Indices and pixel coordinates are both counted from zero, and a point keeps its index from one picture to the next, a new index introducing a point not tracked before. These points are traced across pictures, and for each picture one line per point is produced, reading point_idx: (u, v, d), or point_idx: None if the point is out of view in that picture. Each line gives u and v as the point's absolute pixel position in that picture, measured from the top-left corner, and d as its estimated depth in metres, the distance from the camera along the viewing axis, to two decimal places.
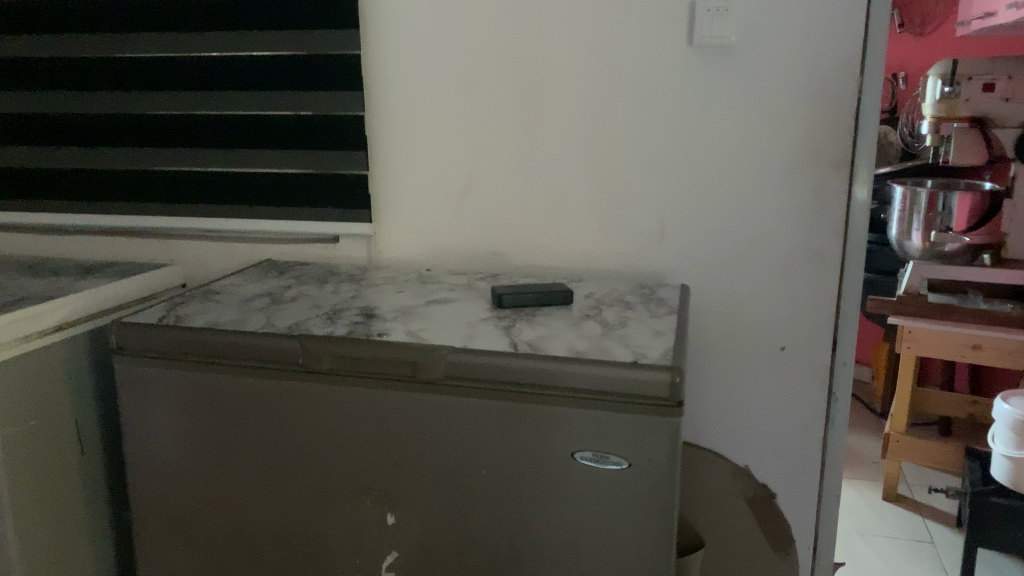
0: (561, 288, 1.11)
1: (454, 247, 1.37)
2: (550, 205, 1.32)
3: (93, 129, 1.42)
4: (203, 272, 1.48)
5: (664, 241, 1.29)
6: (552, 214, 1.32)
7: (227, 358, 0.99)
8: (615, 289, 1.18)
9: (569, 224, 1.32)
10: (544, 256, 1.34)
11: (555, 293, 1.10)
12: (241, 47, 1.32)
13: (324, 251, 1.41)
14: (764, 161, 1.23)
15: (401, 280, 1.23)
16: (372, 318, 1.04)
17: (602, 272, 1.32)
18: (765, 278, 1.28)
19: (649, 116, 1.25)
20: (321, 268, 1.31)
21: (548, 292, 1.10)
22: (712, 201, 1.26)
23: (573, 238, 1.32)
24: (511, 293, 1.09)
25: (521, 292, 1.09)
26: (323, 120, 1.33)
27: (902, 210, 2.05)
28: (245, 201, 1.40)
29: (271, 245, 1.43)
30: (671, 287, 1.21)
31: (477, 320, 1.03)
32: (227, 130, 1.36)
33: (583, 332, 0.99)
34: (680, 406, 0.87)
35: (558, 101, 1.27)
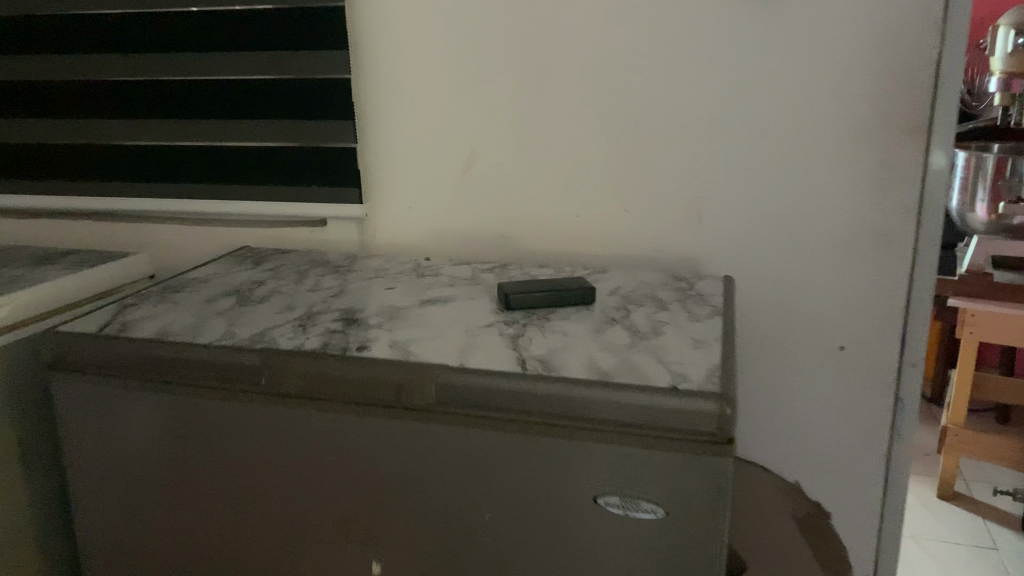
0: (581, 285, 0.93)
1: (456, 231, 1.19)
2: (568, 179, 1.13)
3: (53, 99, 1.26)
4: (179, 259, 1.31)
5: (703, 222, 1.10)
6: (570, 190, 1.13)
7: (177, 376, 0.82)
8: (646, 282, 1.00)
9: (590, 201, 1.13)
10: (560, 241, 1.16)
11: (574, 291, 0.92)
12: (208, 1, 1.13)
13: (311, 236, 1.24)
14: (825, 127, 1.03)
15: (393, 271, 1.06)
16: (353, 323, 0.86)
17: (627, 261, 1.14)
18: (821, 266, 1.09)
19: (686, 72, 1.05)
20: (305, 257, 1.14)
21: (565, 290, 0.92)
22: (760, 174, 1.07)
23: (596, 218, 1.13)
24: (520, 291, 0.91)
25: (533, 290, 0.91)
26: (303, 85, 1.14)
27: (965, 177, 1.81)
28: (222, 178, 1.22)
29: (252, 229, 1.26)
30: (713, 278, 1.03)
31: (479, 327, 0.86)
32: (197, 99, 1.18)
33: (607, 343, 0.81)
34: (730, 443, 0.69)
35: (577, 55, 1.07)
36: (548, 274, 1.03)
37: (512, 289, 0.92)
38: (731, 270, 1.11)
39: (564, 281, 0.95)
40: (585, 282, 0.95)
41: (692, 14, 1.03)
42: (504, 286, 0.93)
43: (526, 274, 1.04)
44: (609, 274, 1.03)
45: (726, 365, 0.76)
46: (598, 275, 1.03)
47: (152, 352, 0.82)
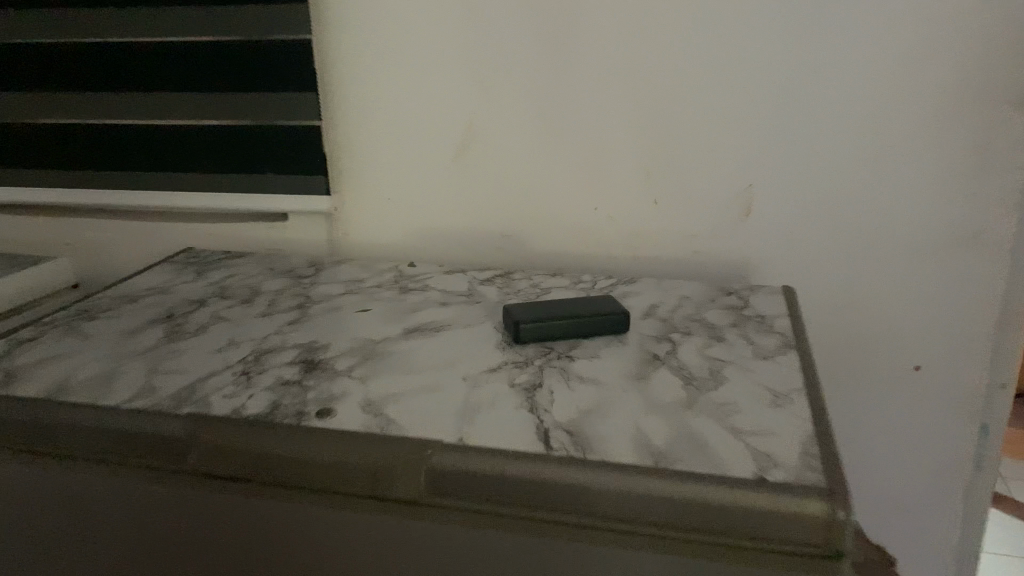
0: (611, 309, 0.72)
1: (446, 226, 0.97)
2: (583, 163, 0.91)
3: None
4: (112, 260, 1.09)
5: (750, 217, 0.90)
6: (586, 175, 0.92)
7: (63, 447, 0.59)
8: (687, 297, 0.80)
9: (611, 190, 0.92)
10: (573, 238, 0.95)
11: (603, 317, 0.71)
12: None
13: (270, 233, 1.02)
14: (909, 97, 0.82)
15: (368, 286, 0.84)
16: (313, 369, 0.65)
17: (656, 264, 0.94)
18: (896, 270, 0.88)
19: (736, 27, 0.83)
20: (262, 264, 0.93)
21: (592, 315, 0.71)
22: (825, 158, 0.86)
23: (616, 209, 0.92)
24: (533, 317, 0.70)
25: (550, 316, 0.70)
26: (251, 49, 0.91)
27: None
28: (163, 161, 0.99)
29: (200, 225, 1.04)
30: (769, 290, 0.83)
31: (482, 372, 0.65)
32: (121, 66, 0.95)
33: (655, 401, 0.60)
34: (843, 561, 0.49)
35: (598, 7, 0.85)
36: (561, 289, 0.82)
37: (522, 315, 0.71)
38: (784, 275, 0.91)
39: (589, 302, 0.74)
40: (615, 303, 0.75)
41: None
42: (512, 310, 0.72)
43: (537, 289, 0.83)
44: (636, 286, 0.83)
45: (823, 437, 0.55)
46: (621, 288, 0.82)
47: (35, 417, 0.60)
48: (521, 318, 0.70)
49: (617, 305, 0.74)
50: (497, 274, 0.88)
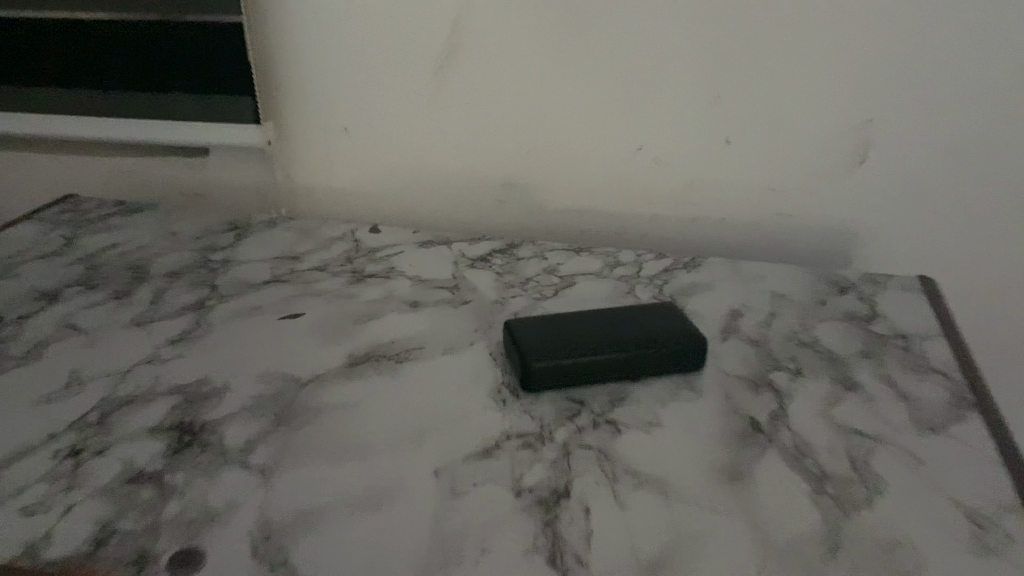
0: (676, 333, 0.45)
1: (423, 167, 0.68)
2: (622, 80, 0.61)
3: None
4: None
5: (865, 163, 0.61)
6: (626, 98, 0.62)
7: None
8: (781, 298, 0.54)
9: (662, 120, 0.62)
10: (603, 189, 0.67)
11: (664, 350, 0.44)
12: None
13: (177, 177, 0.72)
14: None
15: (305, 268, 0.57)
16: (186, 447, 0.39)
17: (726, 236, 0.66)
18: None
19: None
20: (167, 224, 0.65)
21: (646, 346, 0.44)
22: (988, 79, 0.57)
23: (667, 148, 0.63)
24: (553, 349, 0.43)
25: (581, 348, 0.44)
26: None
27: None
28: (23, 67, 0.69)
29: (76, 164, 0.74)
30: (901, 281, 0.56)
31: (471, 456, 0.39)
32: None
33: (768, 531, 0.35)
34: None
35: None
36: (590, 279, 0.55)
37: (535, 343, 0.44)
38: (907, 250, 0.64)
39: (638, 316, 0.48)
40: (678, 316, 0.48)
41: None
42: (519, 330, 0.45)
43: (554, 277, 0.56)
44: (701, 273, 0.57)
45: None
46: (680, 277, 0.56)
47: None
48: (534, 351, 0.43)
49: (683, 323, 0.47)
50: (498, 244, 0.61)
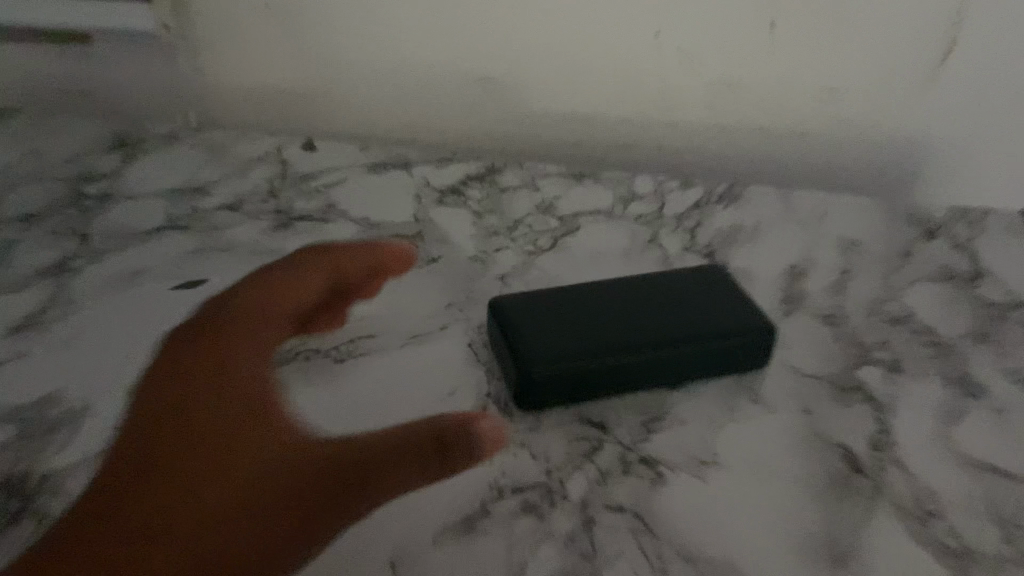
0: (729, 317, 0.32)
1: (359, 63, 0.48)
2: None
3: None
4: None
5: (947, 64, 0.44)
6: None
7: None
8: (855, 247, 0.40)
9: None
10: (611, 96, 0.48)
11: (712, 346, 0.31)
12: None
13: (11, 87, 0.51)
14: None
15: (214, 208, 0.42)
16: (30, 511, 0.27)
17: (784, 162, 0.50)
18: None
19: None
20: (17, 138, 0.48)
21: (688, 341, 0.31)
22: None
23: (693, 33, 0.45)
24: (557, 349, 0.30)
25: (597, 346, 0.30)
26: None
27: None
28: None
29: None
30: (1000, 220, 0.43)
31: (453, 523, 0.26)
32: None
33: None
34: None
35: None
36: (597, 222, 0.42)
37: (531, 338, 0.31)
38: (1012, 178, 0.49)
39: (673, 287, 0.34)
40: (728, 287, 0.34)
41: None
42: (507, 316, 0.32)
43: (552, 218, 0.42)
44: (742, 211, 0.43)
45: None
46: (717, 218, 0.43)
47: None
48: (530, 350, 0.30)
49: (737, 301, 0.33)
50: (477, 167, 0.47)
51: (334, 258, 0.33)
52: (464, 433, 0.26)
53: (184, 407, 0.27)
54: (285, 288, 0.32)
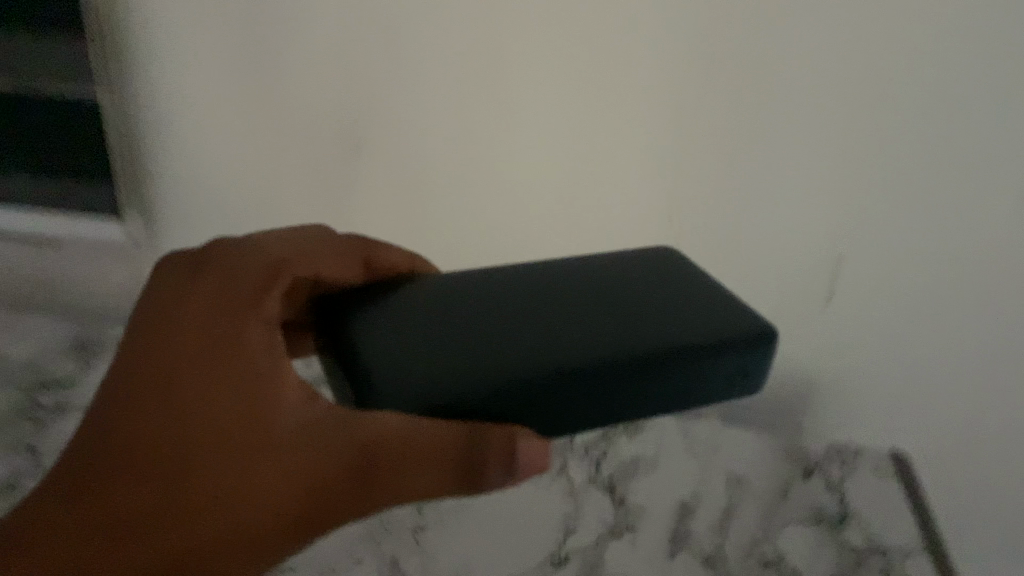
0: (706, 317, 0.31)
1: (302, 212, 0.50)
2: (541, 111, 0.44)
3: None
4: None
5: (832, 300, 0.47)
6: (563, 95, 0.43)
7: None
8: (739, 483, 0.45)
9: (614, 135, 0.44)
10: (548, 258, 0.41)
11: (677, 364, 0.29)
12: None
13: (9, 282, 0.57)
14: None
15: None
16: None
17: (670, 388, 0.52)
18: None
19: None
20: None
21: (636, 353, 0.29)
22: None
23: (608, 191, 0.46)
24: (404, 374, 0.28)
25: (527, 369, 0.28)
26: None
27: None
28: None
29: None
30: (874, 463, 0.48)
31: None
32: None
33: None
34: None
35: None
36: None
37: (425, 337, 0.30)
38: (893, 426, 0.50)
39: (549, 288, 0.33)
40: (613, 279, 0.33)
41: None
42: (376, 332, 0.30)
43: None
44: (645, 441, 0.48)
45: None
46: (622, 448, 0.47)
47: None
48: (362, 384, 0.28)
49: (681, 308, 0.31)
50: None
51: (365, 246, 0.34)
52: (506, 448, 0.25)
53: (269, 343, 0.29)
54: (304, 255, 0.32)
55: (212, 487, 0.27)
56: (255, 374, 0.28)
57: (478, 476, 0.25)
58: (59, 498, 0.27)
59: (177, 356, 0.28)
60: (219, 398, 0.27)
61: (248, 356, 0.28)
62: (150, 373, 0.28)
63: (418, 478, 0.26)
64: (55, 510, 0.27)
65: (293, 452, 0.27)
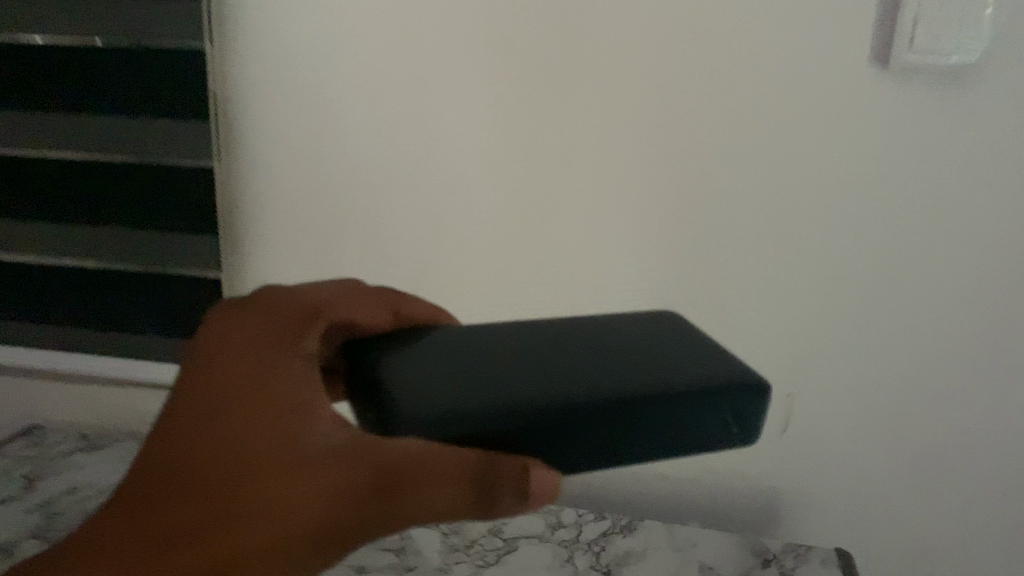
0: (709, 373, 0.40)
1: None
2: (567, 271, 0.66)
3: None
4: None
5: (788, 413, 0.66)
6: (576, 231, 0.64)
7: None
8: (712, 572, 0.57)
9: (607, 257, 0.65)
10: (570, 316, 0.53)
11: (693, 400, 0.38)
12: (24, 28, 0.69)
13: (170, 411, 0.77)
14: (1010, 247, 0.59)
15: None
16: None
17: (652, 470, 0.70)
18: (983, 519, 0.67)
19: (810, 107, 0.58)
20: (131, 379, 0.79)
21: (657, 390, 0.38)
22: (895, 321, 0.62)
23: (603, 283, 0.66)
24: (477, 406, 0.38)
25: (545, 401, 0.37)
26: (164, 180, 0.71)
27: None
28: (37, 268, 0.77)
29: (109, 392, 0.81)
30: (821, 554, 0.60)
31: None
32: (17, 185, 0.74)
33: None
34: None
35: (614, 53, 0.59)
36: (532, 542, 0.59)
37: (452, 378, 0.40)
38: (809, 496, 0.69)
39: (583, 347, 0.44)
40: (631, 342, 0.44)
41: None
42: (440, 383, 0.40)
43: (498, 539, 0.59)
44: (635, 537, 0.61)
45: None
46: (618, 542, 0.60)
47: None
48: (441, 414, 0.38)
49: (694, 361, 0.41)
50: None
51: (387, 296, 0.49)
52: (519, 470, 0.35)
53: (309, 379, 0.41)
54: (336, 304, 0.46)
55: (263, 496, 0.37)
56: (294, 406, 0.39)
57: (492, 486, 0.35)
58: (139, 515, 0.37)
59: (234, 406, 0.39)
60: (266, 433, 0.38)
61: (288, 384, 0.40)
62: (213, 421, 0.39)
63: (432, 491, 0.35)
64: (139, 523, 0.37)
65: (334, 468, 0.37)
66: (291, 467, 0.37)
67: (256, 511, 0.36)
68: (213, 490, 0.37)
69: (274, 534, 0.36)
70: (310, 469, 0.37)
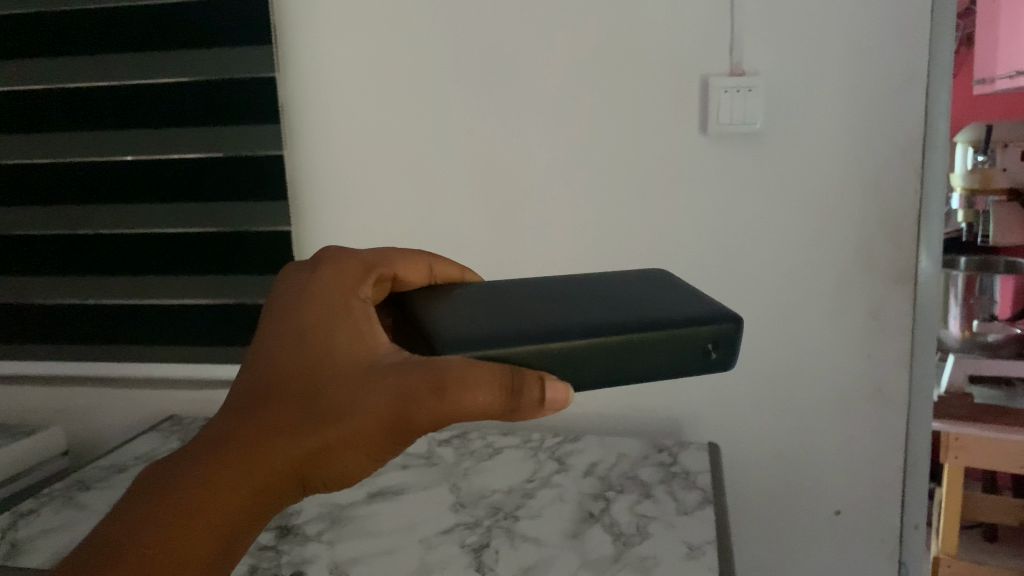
0: (721, 310, 0.59)
1: None
2: (526, 255, 1.03)
3: (40, 255, 1.15)
4: (132, 425, 1.20)
5: None
6: (532, 230, 1.02)
7: None
8: (624, 455, 0.90)
9: (549, 248, 1.02)
10: (585, 277, 0.75)
11: (720, 326, 0.57)
12: (170, 149, 1.06)
13: None
14: (793, 240, 0.95)
15: None
16: (269, 548, 0.72)
17: (615, 440, 0.95)
18: (813, 424, 0.99)
19: (667, 161, 0.96)
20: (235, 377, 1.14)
21: (694, 322, 0.57)
22: (732, 292, 0.98)
23: (551, 264, 1.02)
24: (572, 334, 0.56)
25: (565, 335, 0.56)
26: (253, 239, 1.07)
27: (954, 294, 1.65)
28: (172, 305, 1.12)
29: (217, 395, 1.16)
30: (696, 445, 0.92)
31: (435, 535, 0.73)
32: (159, 253, 1.10)
33: (588, 557, 0.68)
34: None
35: (539, 120, 0.98)
36: (514, 451, 0.92)
37: (493, 323, 0.60)
38: (697, 421, 1.03)
39: (625, 301, 0.63)
40: (659, 298, 0.64)
41: (658, 96, 0.95)
42: (528, 328, 0.57)
43: (489, 448, 0.93)
44: (579, 442, 0.94)
45: None
46: (568, 447, 0.93)
47: None
48: (543, 336, 0.56)
49: (707, 304, 0.61)
50: (455, 436, 0.97)
51: (427, 258, 0.71)
52: (536, 378, 0.49)
53: (370, 329, 0.54)
54: (386, 256, 0.67)
55: (335, 401, 0.49)
56: (361, 344, 0.53)
57: (517, 389, 0.48)
58: (240, 417, 0.50)
59: (318, 342, 0.53)
60: (340, 361, 0.51)
61: (357, 328, 0.54)
62: (303, 351, 0.52)
63: (468, 390, 0.47)
64: (238, 424, 0.50)
65: (388, 376, 0.49)
66: (357, 379, 0.49)
67: (327, 415, 0.49)
68: (298, 400, 0.50)
69: (340, 432, 0.48)
70: (370, 384, 0.49)
